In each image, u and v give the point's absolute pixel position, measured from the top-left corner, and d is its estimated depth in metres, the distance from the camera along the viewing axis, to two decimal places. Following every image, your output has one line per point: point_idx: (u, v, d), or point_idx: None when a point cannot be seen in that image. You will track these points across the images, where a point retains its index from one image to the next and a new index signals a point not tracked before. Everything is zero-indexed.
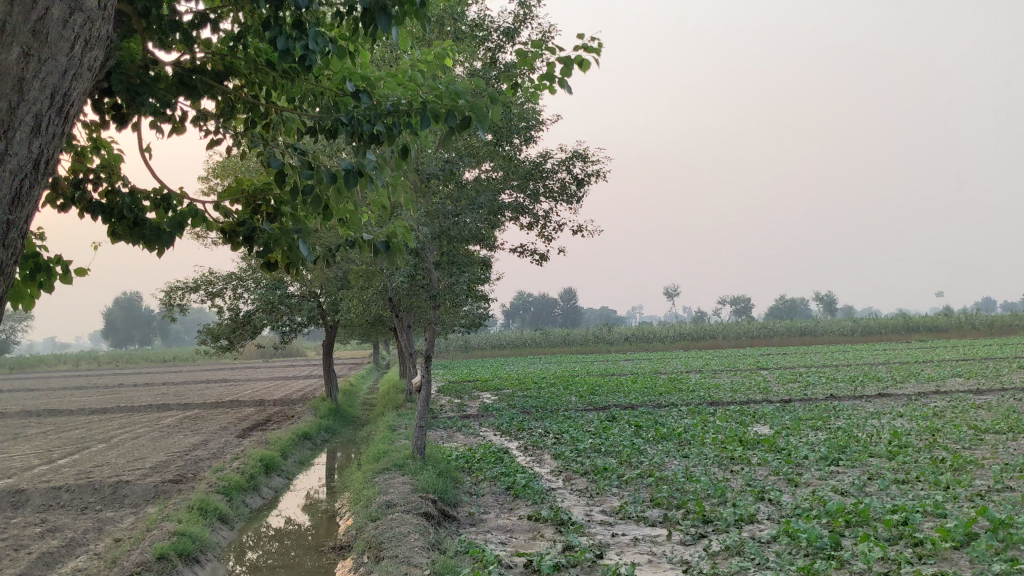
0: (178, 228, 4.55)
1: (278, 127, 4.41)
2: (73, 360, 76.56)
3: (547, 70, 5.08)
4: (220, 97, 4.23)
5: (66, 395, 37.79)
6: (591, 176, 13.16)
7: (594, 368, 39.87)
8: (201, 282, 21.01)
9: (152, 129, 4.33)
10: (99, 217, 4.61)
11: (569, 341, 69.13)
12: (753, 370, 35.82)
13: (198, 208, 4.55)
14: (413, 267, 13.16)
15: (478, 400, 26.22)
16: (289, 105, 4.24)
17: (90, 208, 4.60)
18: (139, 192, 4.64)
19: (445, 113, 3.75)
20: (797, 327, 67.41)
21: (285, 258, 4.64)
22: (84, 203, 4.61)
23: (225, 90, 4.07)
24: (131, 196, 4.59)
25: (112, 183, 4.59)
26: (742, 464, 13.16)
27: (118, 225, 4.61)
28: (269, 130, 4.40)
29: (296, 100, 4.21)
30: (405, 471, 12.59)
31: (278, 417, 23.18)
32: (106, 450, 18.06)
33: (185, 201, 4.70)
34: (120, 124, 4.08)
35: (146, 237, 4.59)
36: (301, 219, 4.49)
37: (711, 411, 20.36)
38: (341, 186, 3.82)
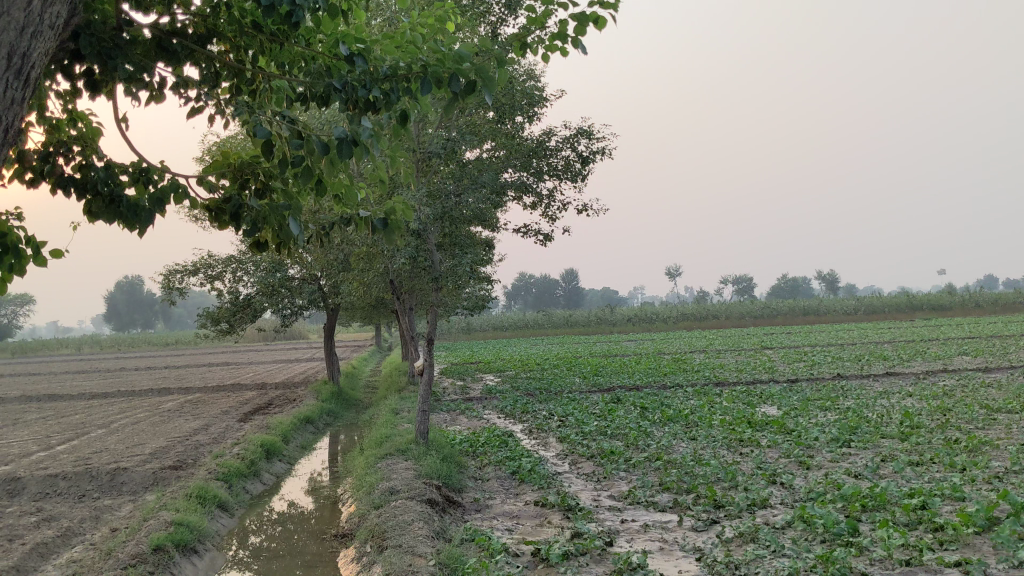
0: (158, 204, 4.25)
1: (265, 95, 4.11)
2: (75, 344, 76.37)
3: (558, 30, 4.76)
4: (204, 64, 3.95)
5: (67, 380, 37.54)
6: (595, 153, 12.84)
7: (596, 349, 39.65)
8: (201, 265, 20.70)
9: (130, 96, 4.04)
10: (71, 193, 4.30)
11: (571, 322, 68.89)
12: (758, 349, 35.55)
13: (180, 183, 4.24)
14: (415, 248, 12.88)
15: (481, 383, 25.98)
16: (279, 71, 3.94)
17: (60, 183, 4.29)
18: (116, 166, 4.34)
19: (450, 78, 3.44)
20: (800, 306, 67.15)
21: (275, 238, 4.35)
22: (54, 179, 4.30)
23: (207, 55, 3.78)
24: (105, 170, 4.29)
25: (85, 156, 4.28)
26: (752, 447, 12.89)
27: (93, 202, 4.31)
28: (257, 97, 4.10)
29: (285, 65, 3.92)
30: (409, 456, 12.35)
31: (279, 400, 22.94)
32: (105, 435, 17.82)
33: (166, 176, 4.40)
34: (93, 91, 3.79)
35: (122, 215, 4.28)
36: (291, 195, 4.20)
37: (717, 391, 20.08)
38: (334, 157, 3.52)
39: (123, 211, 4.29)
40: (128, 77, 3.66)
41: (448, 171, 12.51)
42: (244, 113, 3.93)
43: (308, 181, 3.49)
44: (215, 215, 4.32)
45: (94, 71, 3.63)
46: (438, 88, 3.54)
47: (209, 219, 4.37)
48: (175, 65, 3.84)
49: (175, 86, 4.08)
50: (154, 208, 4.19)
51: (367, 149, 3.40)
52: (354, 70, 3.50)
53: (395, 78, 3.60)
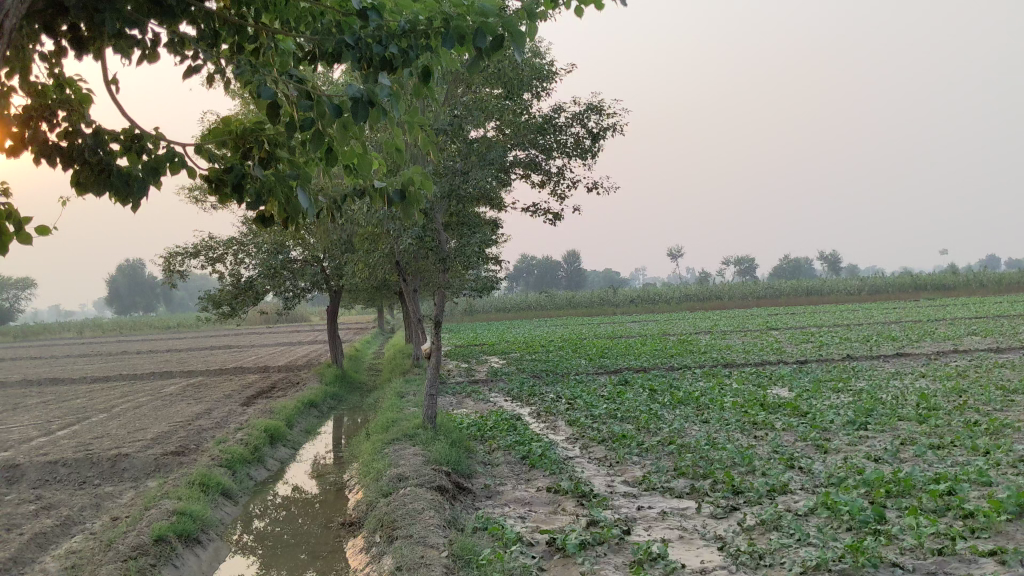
0: (152, 175, 3.89)
1: (270, 54, 3.77)
2: (77, 328, 76.21)
3: None
4: (201, 20, 3.58)
5: (70, 364, 37.30)
6: (606, 129, 12.47)
7: (601, 330, 39.32)
8: (202, 247, 20.40)
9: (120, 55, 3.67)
10: (56, 162, 3.95)
11: (575, 303, 68.70)
12: (764, 330, 35.25)
13: (177, 151, 3.89)
14: (422, 228, 12.56)
15: (486, 365, 25.71)
16: (284, 29, 3.60)
17: (45, 152, 3.94)
18: (106, 134, 3.97)
19: (475, 33, 3.12)
20: (803, 286, 66.85)
21: (282, 211, 4.02)
22: (37, 146, 3.95)
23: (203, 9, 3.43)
24: (94, 137, 3.92)
25: (70, 120, 3.91)
26: (766, 430, 12.58)
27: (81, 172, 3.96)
28: (258, 57, 3.78)
29: (291, 23, 3.61)
30: (417, 441, 12.06)
31: (282, 384, 22.67)
32: (107, 420, 17.56)
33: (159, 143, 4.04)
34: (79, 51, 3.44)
35: (112, 187, 3.90)
36: (298, 163, 3.87)
37: (727, 373, 19.78)
38: (348, 121, 3.16)
39: (115, 180, 3.93)
40: (117, 34, 3.31)
41: (454, 149, 12.17)
42: (245, 72, 3.58)
43: (320, 149, 3.13)
44: (217, 188, 4.00)
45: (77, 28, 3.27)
46: (460, 45, 3.24)
47: (209, 191, 4.04)
48: (171, 23, 3.50)
49: (170, 45, 3.74)
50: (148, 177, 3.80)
51: (385, 110, 3.05)
52: (368, 25, 3.16)
53: (412, 33, 3.28)
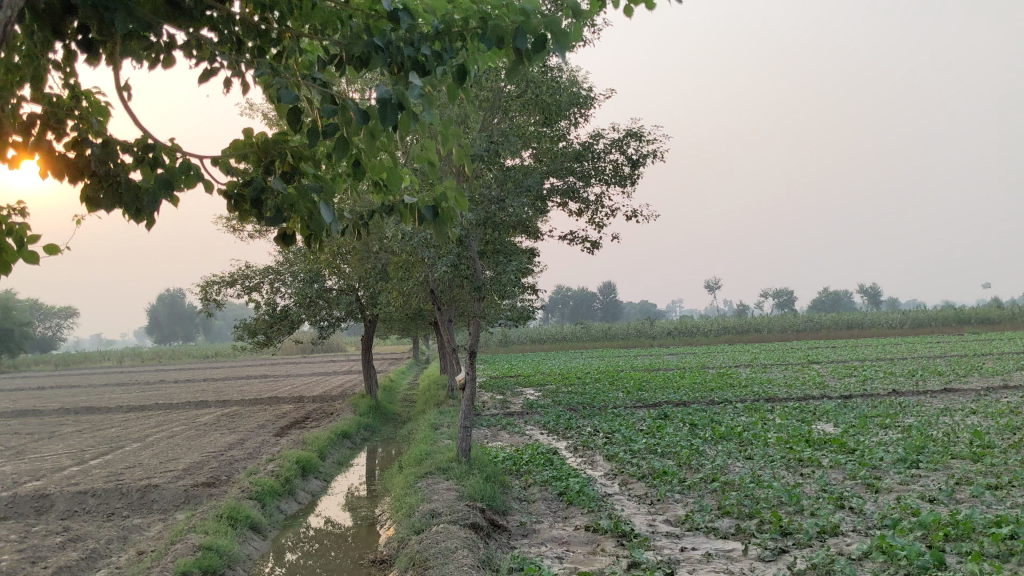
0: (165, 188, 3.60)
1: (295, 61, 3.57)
2: (118, 357, 76.90)
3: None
4: (223, 24, 3.41)
5: (108, 391, 37.48)
6: (646, 156, 12.19)
7: (638, 363, 38.78)
8: (238, 276, 20.33)
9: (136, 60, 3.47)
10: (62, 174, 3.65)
11: (611, 335, 68.11)
12: (805, 363, 34.52)
13: (193, 164, 3.64)
14: (457, 257, 12.31)
15: (522, 396, 25.36)
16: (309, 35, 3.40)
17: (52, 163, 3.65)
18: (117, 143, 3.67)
19: (516, 33, 2.90)
20: (843, 319, 65.73)
21: (305, 229, 3.79)
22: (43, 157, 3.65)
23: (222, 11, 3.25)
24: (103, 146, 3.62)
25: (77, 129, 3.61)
26: (813, 468, 12.11)
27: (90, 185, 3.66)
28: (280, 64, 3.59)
29: (316, 29, 3.43)
30: (451, 475, 11.75)
31: (316, 414, 22.47)
32: (140, 449, 17.42)
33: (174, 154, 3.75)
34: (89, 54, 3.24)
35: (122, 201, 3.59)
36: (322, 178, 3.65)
37: (769, 407, 19.25)
38: (375, 128, 2.93)
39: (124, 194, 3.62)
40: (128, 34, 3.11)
41: (491, 176, 11.96)
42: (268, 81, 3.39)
43: (344, 157, 2.88)
44: (238, 203, 3.77)
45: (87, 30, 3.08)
46: (499, 48, 3.03)
47: (229, 207, 3.82)
48: (189, 25, 3.32)
49: (187, 51, 3.55)
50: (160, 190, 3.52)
51: (416, 114, 2.82)
52: (399, 27, 2.95)
53: (447, 35, 3.08)
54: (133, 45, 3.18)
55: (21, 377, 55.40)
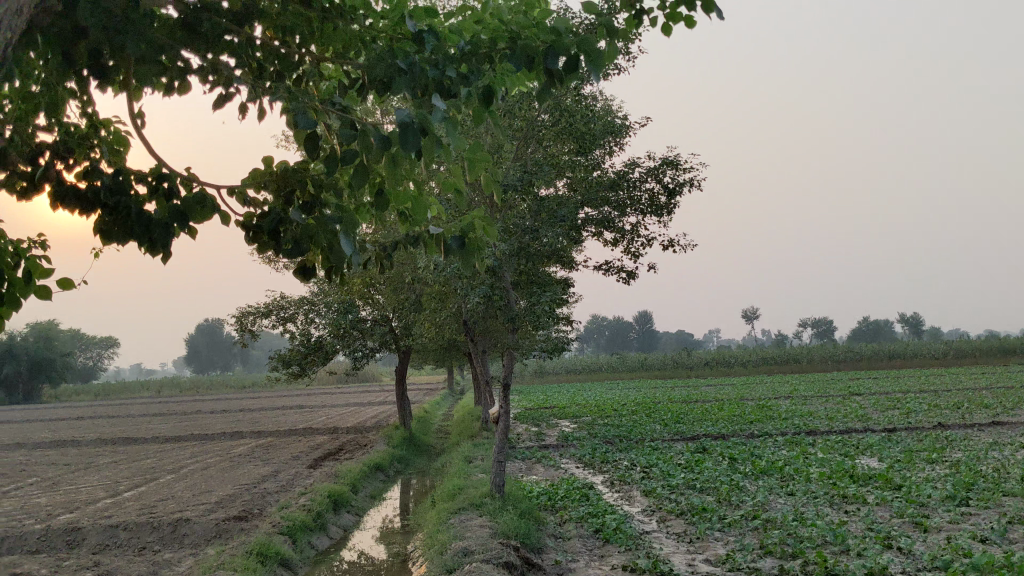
0: (178, 220, 3.44)
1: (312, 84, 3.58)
2: (156, 387, 77.39)
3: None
4: (239, 46, 3.42)
5: (144, 422, 37.59)
6: (683, 185, 11.98)
7: (675, 395, 38.21)
8: (274, 307, 20.33)
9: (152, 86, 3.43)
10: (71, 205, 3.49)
11: (647, 366, 67.40)
12: (846, 396, 33.77)
13: (208, 196, 3.50)
14: (491, 288, 12.16)
15: (557, 429, 25.02)
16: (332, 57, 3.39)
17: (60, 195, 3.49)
18: (128, 172, 3.51)
19: (546, 53, 2.78)
20: (884, 349, 64.51)
21: (324, 262, 3.67)
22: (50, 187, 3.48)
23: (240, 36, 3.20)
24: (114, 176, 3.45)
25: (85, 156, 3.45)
26: (858, 505, 11.71)
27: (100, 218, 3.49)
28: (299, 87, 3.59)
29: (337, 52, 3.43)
30: (484, 511, 11.53)
31: (350, 446, 22.33)
32: (174, 481, 17.36)
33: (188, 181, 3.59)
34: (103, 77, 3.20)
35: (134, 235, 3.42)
36: (342, 209, 3.53)
37: (811, 441, 18.77)
38: (396, 154, 2.79)
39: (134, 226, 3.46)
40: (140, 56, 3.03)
41: (524, 206, 11.85)
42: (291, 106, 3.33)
43: (363, 184, 2.74)
44: (256, 236, 3.66)
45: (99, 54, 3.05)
46: (528, 68, 2.90)
47: (246, 238, 3.69)
48: (205, 49, 3.32)
49: (204, 75, 3.47)
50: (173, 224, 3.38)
51: (440, 138, 2.70)
52: (425, 47, 2.85)
53: (473, 56, 2.97)
54: (146, 67, 3.10)
55: (63, 407, 56.02)
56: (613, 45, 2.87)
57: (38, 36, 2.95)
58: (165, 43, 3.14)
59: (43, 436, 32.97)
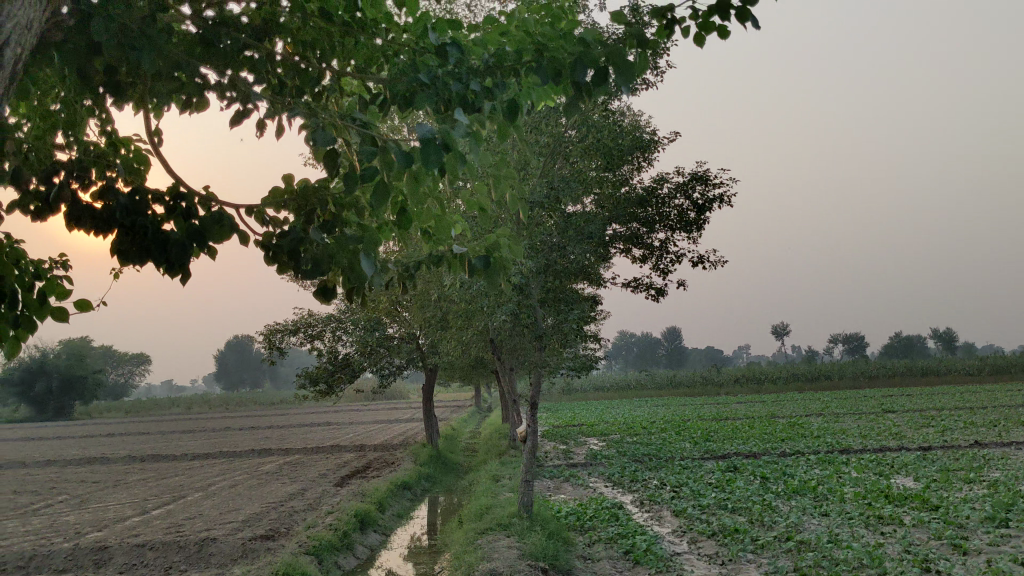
0: (196, 239, 3.35)
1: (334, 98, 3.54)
2: (186, 404, 77.86)
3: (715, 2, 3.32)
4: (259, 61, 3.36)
5: (173, 439, 37.71)
6: (712, 200, 11.84)
7: (704, 412, 37.80)
8: (301, 324, 20.35)
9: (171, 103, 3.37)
10: (87, 226, 3.41)
11: (676, 382, 66.87)
12: (879, 413, 33.23)
13: (226, 215, 3.42)
14: (517, 305, 12.00)
15: (585, 447, 24.80)
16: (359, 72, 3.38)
17: (76, 214, 3.40)
18: (145, 191, 3.42)
19: (575, 64, 2.69)
20: (918, 366, 63.54)
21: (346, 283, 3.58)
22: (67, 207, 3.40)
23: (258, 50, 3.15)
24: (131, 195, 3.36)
25: (102, 174, 3.37)
26: (894, 526, 11.43)
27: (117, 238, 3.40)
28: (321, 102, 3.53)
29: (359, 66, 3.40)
30: (512, 532, 11.38)
31: (378, 463, 22.26)
32: (201, 499, 17.34)
33: (206, 199, 3.50)
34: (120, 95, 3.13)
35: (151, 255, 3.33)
36: (364, 229, 3.45)
37: (844, 460, 18.45)
38: (418, 171, 2.69)
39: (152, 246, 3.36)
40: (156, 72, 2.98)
41: (551, 223, 11.74)
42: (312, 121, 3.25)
43: (383, 204, 2.65)
44: (276, 256, 3.58)
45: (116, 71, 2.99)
46: (555, 82, 2.81)
47: (266, 258, 3.61)
48: (225, 65, 3.24)
49: (222, 92, 3.42)
50: (191, 243, 3.28)
51: (463, 154, 2.61)
52: (448, 61, 2.78)
53: (498, 70, 2.91)
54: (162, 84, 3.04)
55: (94, 425, 56.44)
56: (645, 56, 2.78)
57: (55, 51, 2.90)
58: (182, 58, 3.08)
59: (74, 453, 33.15)
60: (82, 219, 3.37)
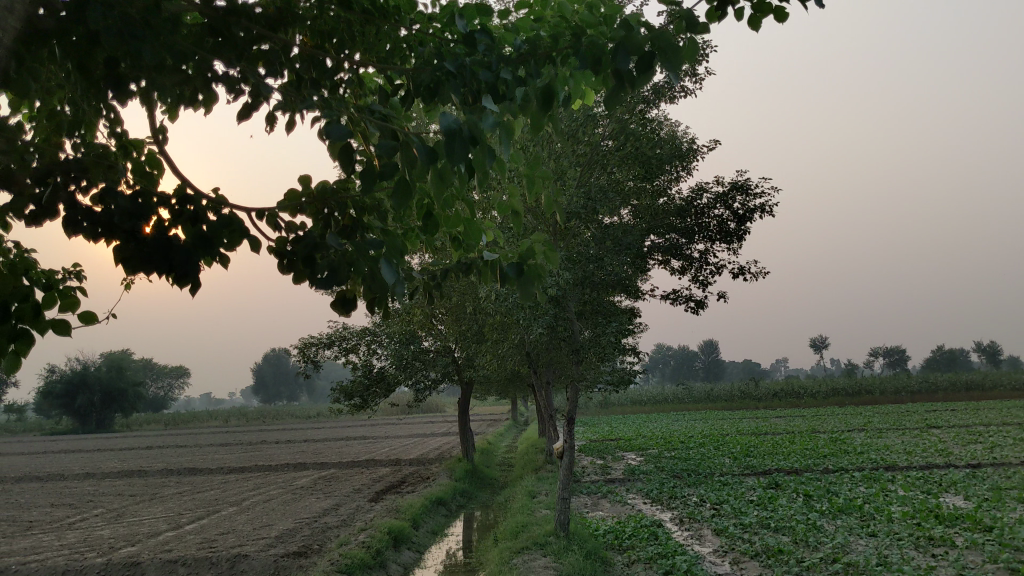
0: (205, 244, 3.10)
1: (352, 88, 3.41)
2: (224, 417, 78.26)
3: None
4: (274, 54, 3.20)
5: (211, 452, 37.79)
6: (754, 210, 11.52)
7: (743, 427, 37.06)
8: (336, 338, 20.22)
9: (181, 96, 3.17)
10: (87, 232, 3.13)
11: (714, 397, 66.06)
12: (925, 429, 32.30)
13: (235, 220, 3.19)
14: (554, 317, 11.58)
15: (623, 462, 24.37)
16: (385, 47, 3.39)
17: (73, 220, 3.12)
18: (150, 194, 3.18)
19: (615, 52, 2.45)
20: (962, 381, 61.94)
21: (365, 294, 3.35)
22: (64, 213, 3.13)
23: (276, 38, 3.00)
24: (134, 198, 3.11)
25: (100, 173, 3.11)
26: (947, 548, 10.98)
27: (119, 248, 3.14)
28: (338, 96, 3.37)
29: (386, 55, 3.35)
30: (548, 552, 11.11)
31: (412, 478, 22.04)
32: (236, 514, 17.23)
33: (211, 202, 3.26)
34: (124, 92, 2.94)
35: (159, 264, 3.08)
36: (384, 235, 3.23)
37: (891, 477, 17.89)
38: (443, 168, 2.45)
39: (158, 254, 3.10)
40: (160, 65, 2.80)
41: (588, 234, 11.50)
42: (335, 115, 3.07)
43: (404, 205, 2.42)
44: (290, 264, 3.36)
45: (119, 63, 2.80)
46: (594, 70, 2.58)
47: (281, 268, 3.38)
48: (239, 59, 3.05)
49: (233, 87, 3.22)
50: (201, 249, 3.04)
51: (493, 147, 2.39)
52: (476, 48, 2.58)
53: (532, 58, 2.72)
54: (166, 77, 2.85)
55: (135, 437, 56.76)
56: (693, 42, 2.55)
57: (51, 41, 2.73)
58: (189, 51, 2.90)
59: (113, 465, 33.30)
60: (80, 222, 3.14)
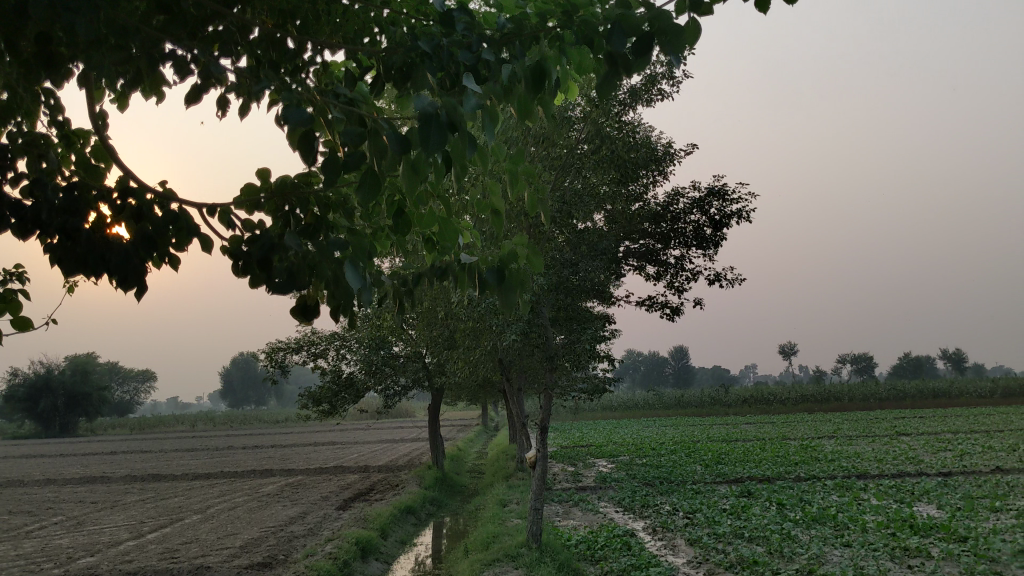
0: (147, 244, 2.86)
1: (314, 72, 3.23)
2: (190, 421, 77.24)
3: None
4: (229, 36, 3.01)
5: (176, 458, 37.10)
6: (730, 216, 11.37)
7: (714, 433, 36.91)
8: (304, 342, 19.86)
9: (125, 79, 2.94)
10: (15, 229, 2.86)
11: (684, 403, 66.02)
12: (894, 436, 32.38)
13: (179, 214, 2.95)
14: (527, 323, 11.38)
15: (594, 469, 24.13)
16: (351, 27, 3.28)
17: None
18: (88, 189, 2.93)
19: (612, 31, 2.25)
20: (929, 388, 62.24)
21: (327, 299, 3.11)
22: None
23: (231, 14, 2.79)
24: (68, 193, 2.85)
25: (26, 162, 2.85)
26: (922, 559, 10.85)
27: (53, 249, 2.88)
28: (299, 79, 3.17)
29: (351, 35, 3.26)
30: (520, 564, 10.89)
31: (382, 485, 21.70)
32: (200, 522, 16.80)
33: (151, 197, 3.01)
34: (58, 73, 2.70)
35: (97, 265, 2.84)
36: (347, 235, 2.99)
37: (863, 485, 17.80)
38: (418, 158, 2.22)
39: (93, 255, 2.85)
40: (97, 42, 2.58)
41: (563, 239, 11.40)
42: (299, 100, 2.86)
43: (372, 199, 2.18)
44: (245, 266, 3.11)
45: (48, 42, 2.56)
46: None
47: (236, 271, 3.12)
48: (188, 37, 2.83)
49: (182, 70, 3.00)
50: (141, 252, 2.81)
51: (473, 134, 2.18)
52: (455, 30, 2.39)
53: (517, 39, 2.56)
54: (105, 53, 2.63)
55: (100, 442, 55.82)
56: (697, 22, 2.37)
57: None
58: (131, 28, 2.67)
59: (75, 471, 32.59)
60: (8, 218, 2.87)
